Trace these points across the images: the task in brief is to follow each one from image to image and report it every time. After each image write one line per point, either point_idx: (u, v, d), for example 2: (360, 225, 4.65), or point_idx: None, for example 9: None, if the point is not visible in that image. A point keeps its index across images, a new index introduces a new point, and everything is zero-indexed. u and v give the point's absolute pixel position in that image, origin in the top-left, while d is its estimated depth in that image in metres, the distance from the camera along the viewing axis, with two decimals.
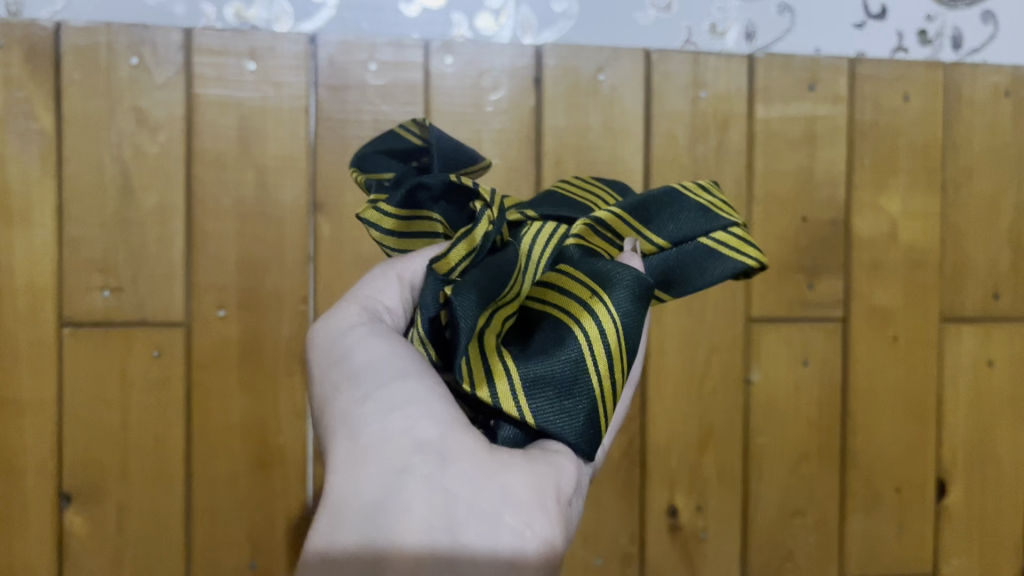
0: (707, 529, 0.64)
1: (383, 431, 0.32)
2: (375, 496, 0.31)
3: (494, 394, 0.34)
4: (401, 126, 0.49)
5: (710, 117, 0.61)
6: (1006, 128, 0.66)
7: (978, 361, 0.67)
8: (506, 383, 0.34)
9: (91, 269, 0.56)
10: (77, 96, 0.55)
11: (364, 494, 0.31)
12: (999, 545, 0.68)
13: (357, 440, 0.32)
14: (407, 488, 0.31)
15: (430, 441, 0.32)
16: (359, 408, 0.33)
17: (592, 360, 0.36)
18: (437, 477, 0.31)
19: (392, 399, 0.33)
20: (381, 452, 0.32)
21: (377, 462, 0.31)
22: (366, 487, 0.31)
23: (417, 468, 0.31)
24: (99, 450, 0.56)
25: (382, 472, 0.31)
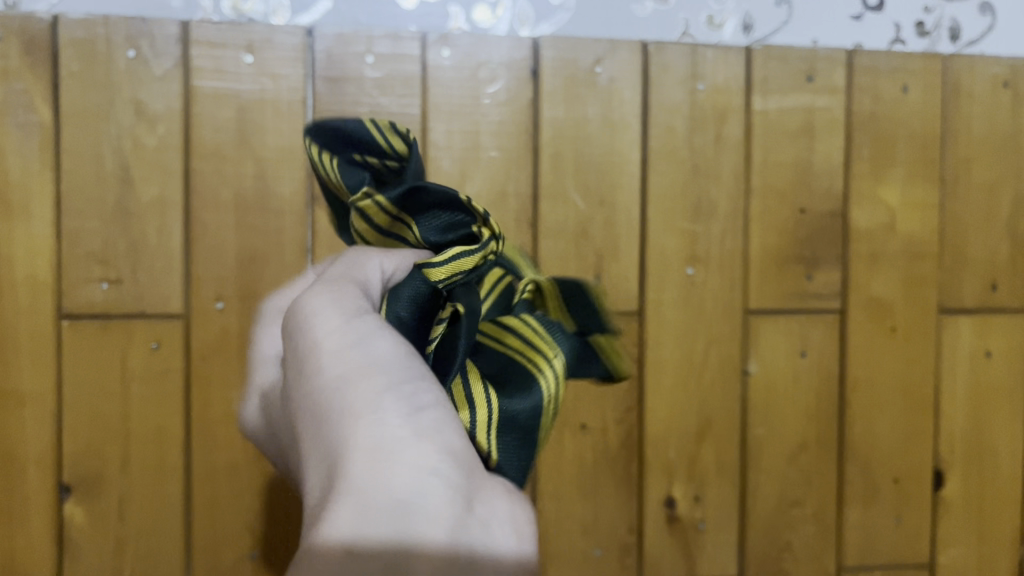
0: (705, 520, 0.64)
1: (411, 429, 0.30)
2: (407, 490, 0.28)
3: (473, 421, 0.35)
4: (376, 123, 0.42)
5: (708, 109, 0.61)
6: (1004, 119, 0.66)
7: (976, 352, 0.67)
8: (484, 414, 0.35)
9: (90, 261, 0.56)
10: (75, 89, 0.55)
11: (391, 488, 0.28)
12: (997, 535, 0.68)
13: (383, 427, 0.29)
14: (439, 489, 0.29)
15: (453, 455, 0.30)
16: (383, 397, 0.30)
17: (548, 413, 0.37)
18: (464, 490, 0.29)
19: (422, 402, 0.31)
20: (411, 446, 0.29)
21: (406, 457, 0.29)
22: (395, 475, 0.28)
23: (445, 471, 0.29)
24: (99, 442, 0.57)
25: (412, 467, 0.29)
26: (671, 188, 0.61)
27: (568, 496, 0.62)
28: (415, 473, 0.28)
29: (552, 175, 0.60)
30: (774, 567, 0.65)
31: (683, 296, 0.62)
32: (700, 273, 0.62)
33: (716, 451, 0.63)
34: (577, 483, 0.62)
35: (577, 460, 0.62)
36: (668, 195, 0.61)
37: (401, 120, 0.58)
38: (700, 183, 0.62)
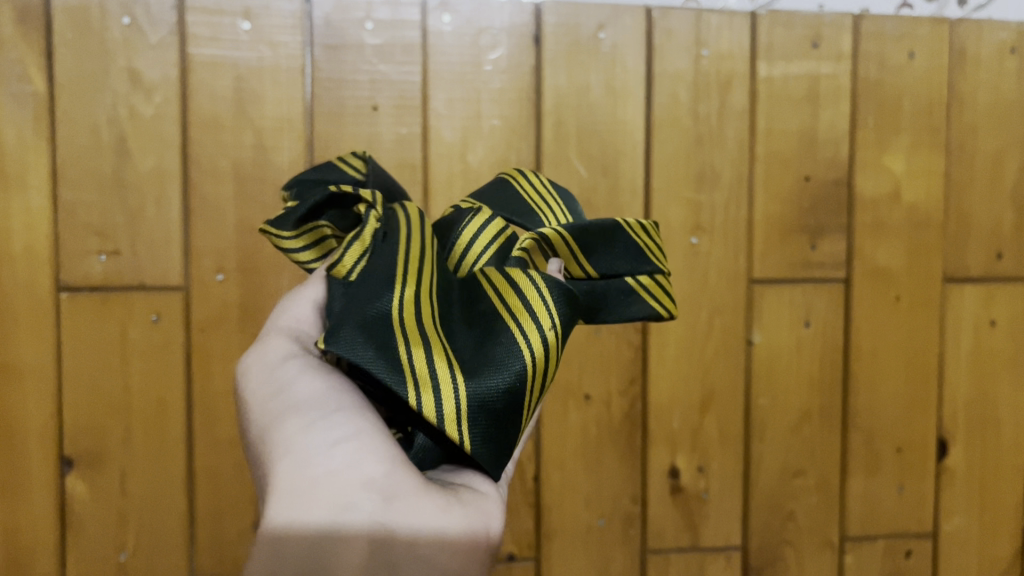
0: (709, 490, 0.64)
1: (328, 458, 0.28)
2: (324, 505, 0.27)
3: (421, 402, 0.29)
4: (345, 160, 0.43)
5: (712, 76, 0.60)
6: (1011, 85, 0.65)
7: (980, 321, 0.66)
8: (434, 397, 0.29)
9: (88, 233, 0.55)
10: (69, 57, 0.54)
11: (310, 507, 0.27)
12: (999, 504, 0.68)
13: (289, 463, 0.28)
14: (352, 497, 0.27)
15: (373, 474, 0.28)
16: (299, 429, 0.29)
17: (533, 375, 0.31)
18: (380, 508, 0.28)
19: (335, 426, 0.29)
20: (330, 469, 0.28)
21: (322, 488, 0.27)
22: (300, 514, 0.27)
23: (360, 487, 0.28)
24: (100, 415, 0.56)
25: (326, 494, 0.27)
26: (675, 157, 0.61)
27: (572, 468, 0.61)
28: (325, 504, 0.27)
29: (554, 143, 0.59)
30: (778, 537, 0.65)
31: (687, 266, 0.61)
32: (705, 243, 0.61)
33: (719, 422, 0.63)
34: (581, 454, 0.62)
35: (580, 432, 0.61)
36: (672, 164, 0.61)
37: (401, 88, 0.57)
38: (704, 151, 0.61)
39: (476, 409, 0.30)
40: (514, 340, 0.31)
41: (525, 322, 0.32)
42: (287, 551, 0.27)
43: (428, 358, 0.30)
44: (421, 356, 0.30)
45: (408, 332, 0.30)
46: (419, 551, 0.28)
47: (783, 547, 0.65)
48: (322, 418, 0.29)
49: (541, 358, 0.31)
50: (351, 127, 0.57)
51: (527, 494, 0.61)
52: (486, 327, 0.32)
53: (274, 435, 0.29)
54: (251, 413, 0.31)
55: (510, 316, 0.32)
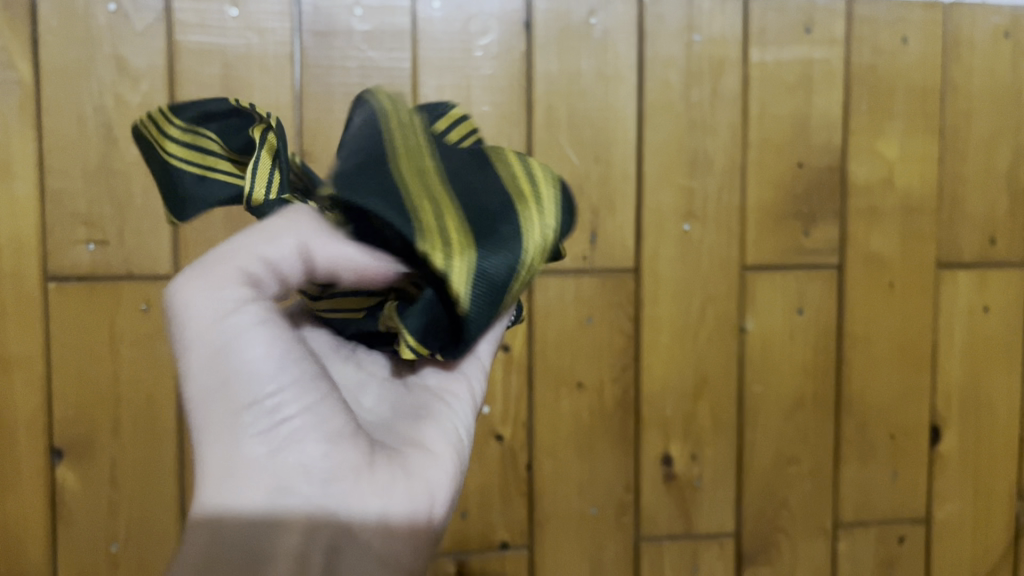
0: (702, 478, 0.64)
1: (268, 441, 0.30)
2: (259, 496, 0.30)
3: (447, 264, 0.28)
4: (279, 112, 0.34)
5: (704, 61, 0.60)
6: (1005, 70, 0.65)
7: (974, 307, 0.66)
8: (457, 261, 0.28)
9: (75, 222, 0.55)
10: (55, 45, 0.54)
11: (245, 496, 0.29)
12: (992, 490, 0.68)
13: (227, 448, 0.29)
14: (285, 492, 0.30)
15: (312, 463, 0.30)
16: (241, 410, 0.29)
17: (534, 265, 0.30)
18: (317, 493, 0.30)
19: (282, 406, 0.30)
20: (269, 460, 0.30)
21: (260, 473, 0.30)
22: (238, 494, 0.29)
23: (297, 482, 0.30)
24: (90, 405, 0.56)
25: (266, 478, 0.30)
26: (667, 143, 0.60)
27: (564, 456, 0.61)
28: (264, 486, 0.30)
29: (546, 130, 0.59)
30: (771, 524, 0.65)
31: (680, 253, 0.61)
32: (697, 230, 0.61)
33: (712, 409, 0.63)
34: (574, 442, 0.61)
35: (573, 420, 0.61)
36: (664, 150, 0.60)
37: (390, 74, 0.57)
38: (696, 138, 0.60)
39: (471, 281, 0.28)
40: (520, 224, 0.30)
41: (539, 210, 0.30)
42: (224, 536, 0.29)
43: (441, 224, 0.28)
44: (428, 212, 0.28)
45: (418, 191, 0.29)
46: (357, 533, 0.31)
47: (776, 534, 0.65)
48: (269, 398, 0.29)
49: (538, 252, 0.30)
50: (340, 114, 0.56)
51: (519, 482, 0.61)
52: (494, 207, 0.30)
53: (213, 415, 0.29)
54: (198, 390, 0.29)
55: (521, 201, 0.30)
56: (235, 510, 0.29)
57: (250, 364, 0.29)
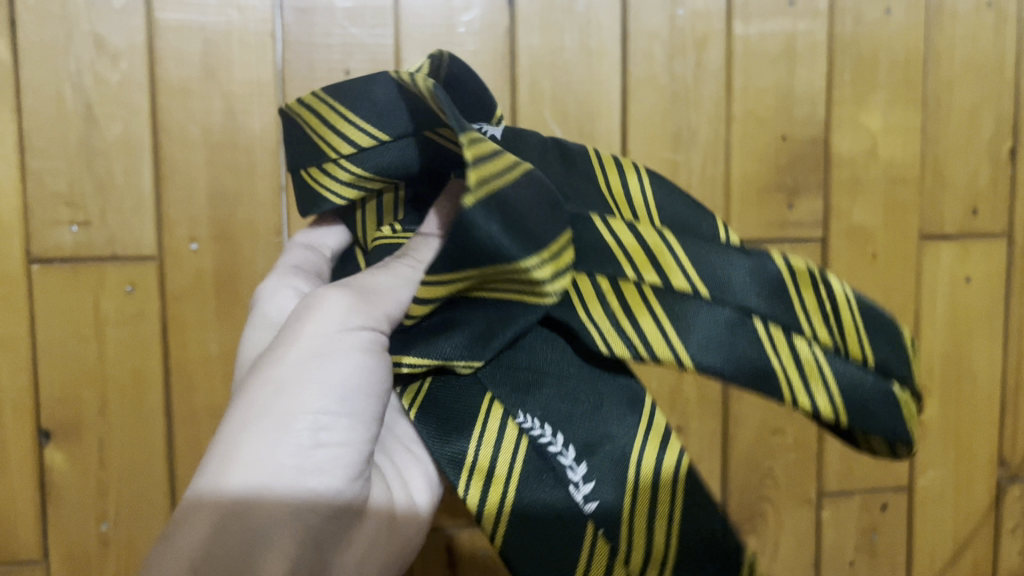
0: (688, 449, 0.64)
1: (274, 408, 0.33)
2: (241, 458, 0.32)
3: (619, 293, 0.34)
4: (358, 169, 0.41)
5: (687, 34, 0.60)
6: (987, 39, 0.65)
7: (956, 277, 0.67)
8: (615, 300, 0.34)
9: (57, 203, 0.55)
10: (30, 22, 0.53)
11: (235, 464, 0.32)
12: (974, 457, 0.70)
13: (331, 339, 0.34)
14: (257, 447, 0.32)
15: (286, 442, 0.32)
16: (300, 408, 0.33)
17: (626, 262, 0.35)
18: (273, 457, 0.32)
19: (335, 430, 0.34)
20: (262, 421, 0.32)
21: (256, 436, 0.32)
22: (376, 324, 0.35)
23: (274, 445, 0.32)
24: (77, 386, 0.56)
25: (304, 497, 0.32)
26: (651, 117, 0.60)
27: None
28: (282, 486, 0.32)
29: (529, 105, 0.59)
30: (757, 493, 0.66)
31: None
32: None
33: (697, 381, 0.64)
34: None
35: None
36: (648, 124, 0.60)
37: (372, 50, 0.56)
38: (680, 111, 0.60)
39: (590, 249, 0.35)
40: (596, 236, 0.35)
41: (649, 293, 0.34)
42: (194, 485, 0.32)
43: (611, 304, 0.34)
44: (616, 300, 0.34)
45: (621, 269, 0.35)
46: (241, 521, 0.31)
47: (762, 503, 0.66)
48: (325, 415, 0.33)
49: (614, 292, 0.34)
50: None
51: None
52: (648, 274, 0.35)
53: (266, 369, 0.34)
54: (275, 339, 0.35)
55: (632, 264, 0.35)
56: (233, 506, 0.31)
57: (300, 352, 0.34)
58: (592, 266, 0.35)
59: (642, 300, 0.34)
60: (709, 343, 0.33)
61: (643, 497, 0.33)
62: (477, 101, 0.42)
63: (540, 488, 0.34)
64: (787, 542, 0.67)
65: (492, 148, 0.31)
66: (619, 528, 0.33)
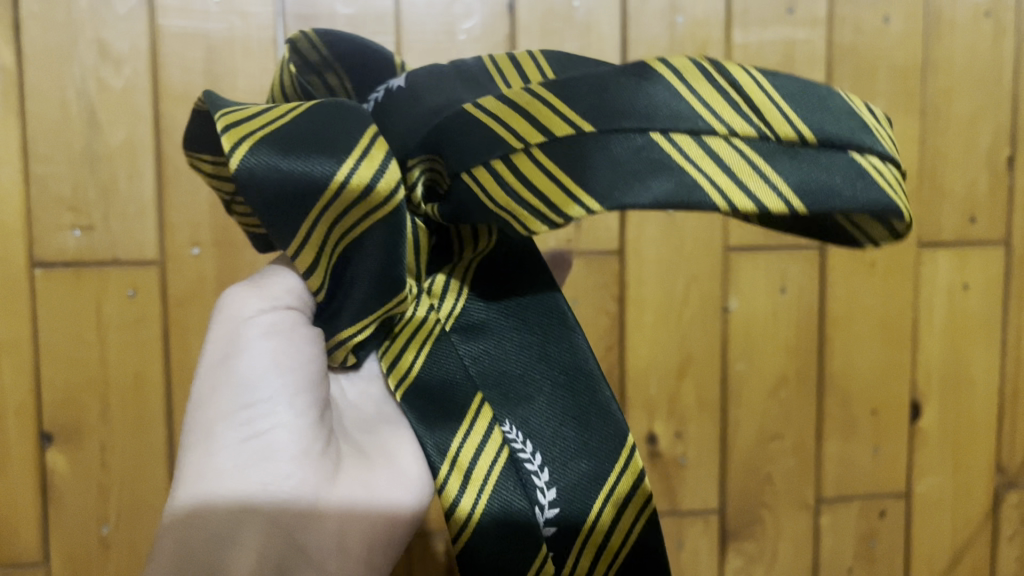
0: (687, 455, 0.65)
1: (196, 431, 0.33)
2: (178, 488, 0.32)
3: (505, 176, 0.27)
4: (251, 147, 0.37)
5: (687, 42, 0.60)
6: (985, 49, 0.65)
7: (954, 284, 0.67)
8: (505, 173, 0.27)
9: (61, 208, 0.55)
10: (35, 29, 0.53)
11: (174, 497, 0.32)
12: (972, 464, 0.70)
13: (228, 349, 0.34)
14: (189, 473, 0.32)
15: (212, 458, 0.32)
16: (216, 420, 0.33)
17: (498, 122, 0.27)
18: (202, 474, 0.32)
19: (264, 415, 0.33)
20: (190, 448, 0.33)
21: (188, 463, 0.32)
22: (280, 302, 0.34)
23: (202, 464, 0.32)
24: (79, 390, 0.56)
25: (250, 488, 0.32)
26: None
27: None
28: (224, 496, 0.31)
29: None
30: (755, 500, 0.66)
31: (664, 233, 0.62)
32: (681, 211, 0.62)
33: (696, 387, 0.64)
34: None
35: None
36: None
37: None
38: None
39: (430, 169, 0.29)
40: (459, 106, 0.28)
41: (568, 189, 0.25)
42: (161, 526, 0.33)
43: (506, 179, 0.26)
44: (507, 172, 0.26)
45: (501, 124, 0.27)
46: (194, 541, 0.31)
47: (760, 509, 0.66)
48: (248, 407, 0.33)
49: (511, 169, 0.26)
50: None
51: None
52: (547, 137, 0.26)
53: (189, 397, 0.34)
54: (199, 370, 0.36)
55: (508, 122, 0.27)
56: (181, 530, 0.31)
57: (206, 372, 0.34)
58: (467, 155, 0.27)
59: (536, 165, 0.26)
60: (633, 186, 0.25)
61: (590, 556, 0.30)
62: (380, 73, 0.37)
63: (506, 496, 0.30)
64: (785, 548, 0.67)
65: (256, 111, 0.30)
66: (577, 537, 0.30)
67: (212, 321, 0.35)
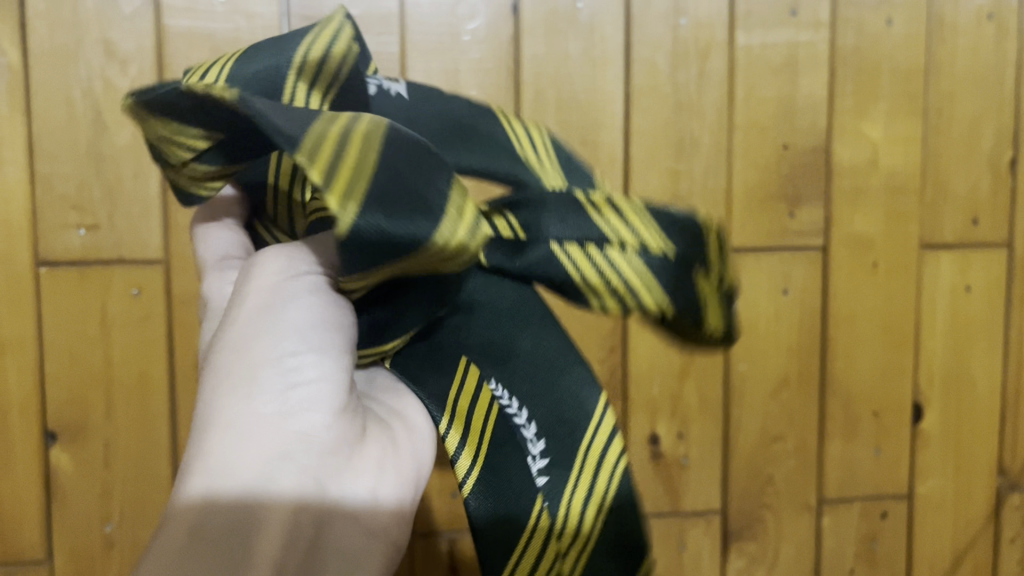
0: (689, 456, 0.65)
1: (234, 385, 0.30)
2: (212, 443, 0.30)
3: (593, 260, 0.32)
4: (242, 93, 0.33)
5: (691, 43, 0.60)
6: (988, 51, 0.65)
7: (956, 287, 0.67)
8: (592, 253, 0.32)
9: (66, 207, 0.55)
10: (41, 28, 0.54)
11: (207, 453, 0.30)
12: (973, 466, 0.70)
13: (272, 304, 0.31)
14: (227, 430, 0.30)
15: (254, 415, 0.30)
16: (258, 376, 0.30)
17: (602, 219, 0.33)
18: (242, 431, 0.30)
19: (310, 367, 0.31)
20: (224, 403, 0.30)
21: (225, 417, 0.30)
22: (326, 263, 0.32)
23: (243, 422, 0.30)
24: (83, 388, 0.57)
25: (293, 439, 0.30)
26: (654, 126, 0.61)
27: None
28: (265, 456, 0.30)
29: (533, 113, 0.59)
30: (757, 501, 0.66)
31: None
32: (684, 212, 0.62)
33: (698, 387, 0.64)
34: None
35: None
36: (650, 132, 0.61)
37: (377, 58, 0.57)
38: (683, 120, 0.61)
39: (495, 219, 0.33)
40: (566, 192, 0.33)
41: (641, 283, 0.32)
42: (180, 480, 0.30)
43: (597, 262, 0.32)
44: (591, 257, 0.32)
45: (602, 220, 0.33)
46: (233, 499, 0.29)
47: (762, 511, 0.66)
48: (293, 356, 0.31)
49: (599, 252, 0.32)
50: None
51: None
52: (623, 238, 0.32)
53: (219, 349, 0.32)
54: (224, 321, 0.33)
55: (608, 219, 0.33)
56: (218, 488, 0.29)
57: (246, 325, 0.31)
58: (568, 231, 0.32)
59: (620, 253, 0.32)
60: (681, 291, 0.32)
61: (566, 542, 0.33)
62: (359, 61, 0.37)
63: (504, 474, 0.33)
64: (787, 549, 0.67)
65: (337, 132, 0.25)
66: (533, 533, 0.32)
67: (249, 273, 0.33)
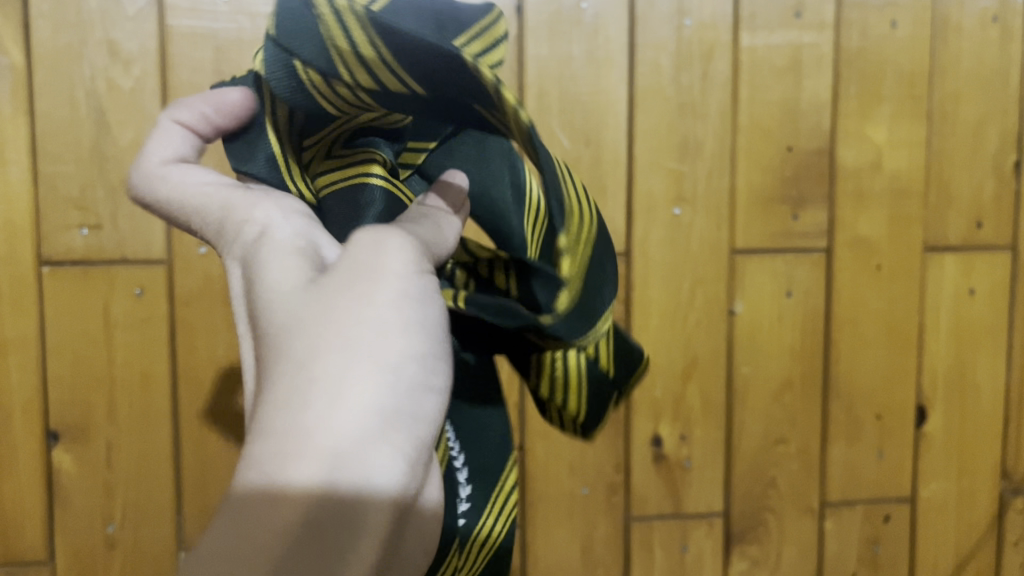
0: (691, 458, 0.65)
1: (399, 358, 0.24)
2: (381, 429, 0.23)
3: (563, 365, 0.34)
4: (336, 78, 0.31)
5: (695, 45, 0.60)
6: (992, 54, 0.65)
7: (959, 290, 0.67)
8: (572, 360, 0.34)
9: (69, 206, 0.55)
10: (45, 28, 0.54)
11: (370, 441, 0.23)
12: (976, 469, 0.70)
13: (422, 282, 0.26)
14: (401, 412, 0.23)
15: (423, 402, 0.24)
16: (426, 358, 0.25)
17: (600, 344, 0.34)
18: (415, 423, 0.24)
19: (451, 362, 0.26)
20: (392, 378, 0.24)
21: (398, 398, 0.23)
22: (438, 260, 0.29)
23: (417, 409, 0.24)
24: (85, 388, 0.56)
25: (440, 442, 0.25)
26: (658, 127, 0.61)
27: (555, 435, 0.62)
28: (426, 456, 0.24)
29: (538, 114, 0.59)
30: (759, 503, 0.66)
31: (670, 236, 0.62)
32: (687, 214, 0.62)
33: (701, 390, 0.64)
34: None
35: None
36: (654, 134, 0.61)
37: None
38: (686, 122, 0.61)
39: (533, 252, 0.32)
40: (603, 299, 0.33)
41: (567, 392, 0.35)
42: (316, 469, 0.22)
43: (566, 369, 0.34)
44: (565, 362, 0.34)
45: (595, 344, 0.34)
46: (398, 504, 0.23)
47: (764, 513, 0.66)
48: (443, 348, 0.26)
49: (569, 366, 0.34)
50: None
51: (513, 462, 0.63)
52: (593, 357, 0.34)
53: (352, 312, 0.24)
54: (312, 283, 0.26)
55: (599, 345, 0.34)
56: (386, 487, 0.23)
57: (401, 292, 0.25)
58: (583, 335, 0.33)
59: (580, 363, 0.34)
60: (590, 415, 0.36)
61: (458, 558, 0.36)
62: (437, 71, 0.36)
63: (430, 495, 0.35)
64: (790, 552, 0.67)
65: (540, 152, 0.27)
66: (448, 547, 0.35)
67: (372, 239, 0.27)
